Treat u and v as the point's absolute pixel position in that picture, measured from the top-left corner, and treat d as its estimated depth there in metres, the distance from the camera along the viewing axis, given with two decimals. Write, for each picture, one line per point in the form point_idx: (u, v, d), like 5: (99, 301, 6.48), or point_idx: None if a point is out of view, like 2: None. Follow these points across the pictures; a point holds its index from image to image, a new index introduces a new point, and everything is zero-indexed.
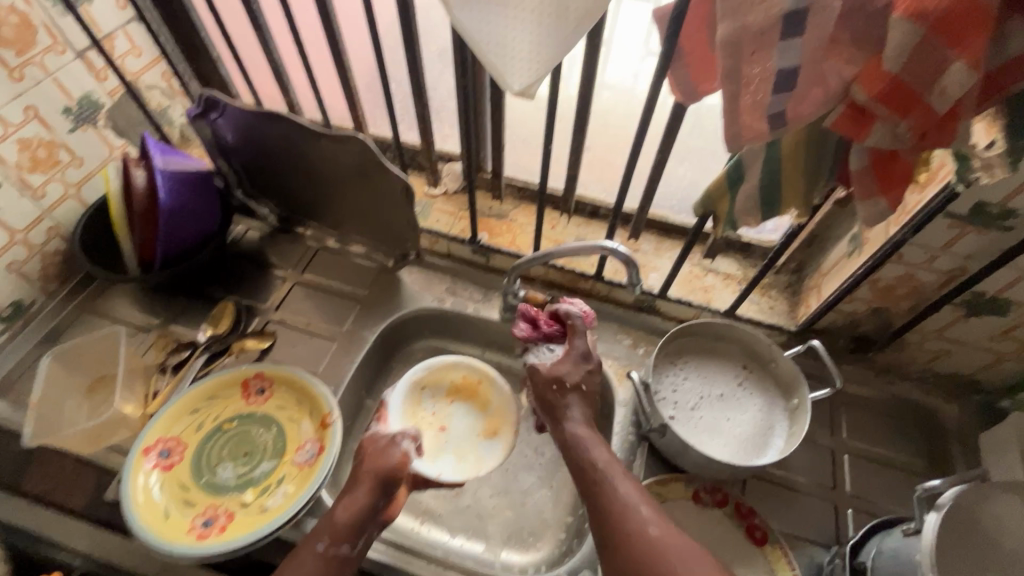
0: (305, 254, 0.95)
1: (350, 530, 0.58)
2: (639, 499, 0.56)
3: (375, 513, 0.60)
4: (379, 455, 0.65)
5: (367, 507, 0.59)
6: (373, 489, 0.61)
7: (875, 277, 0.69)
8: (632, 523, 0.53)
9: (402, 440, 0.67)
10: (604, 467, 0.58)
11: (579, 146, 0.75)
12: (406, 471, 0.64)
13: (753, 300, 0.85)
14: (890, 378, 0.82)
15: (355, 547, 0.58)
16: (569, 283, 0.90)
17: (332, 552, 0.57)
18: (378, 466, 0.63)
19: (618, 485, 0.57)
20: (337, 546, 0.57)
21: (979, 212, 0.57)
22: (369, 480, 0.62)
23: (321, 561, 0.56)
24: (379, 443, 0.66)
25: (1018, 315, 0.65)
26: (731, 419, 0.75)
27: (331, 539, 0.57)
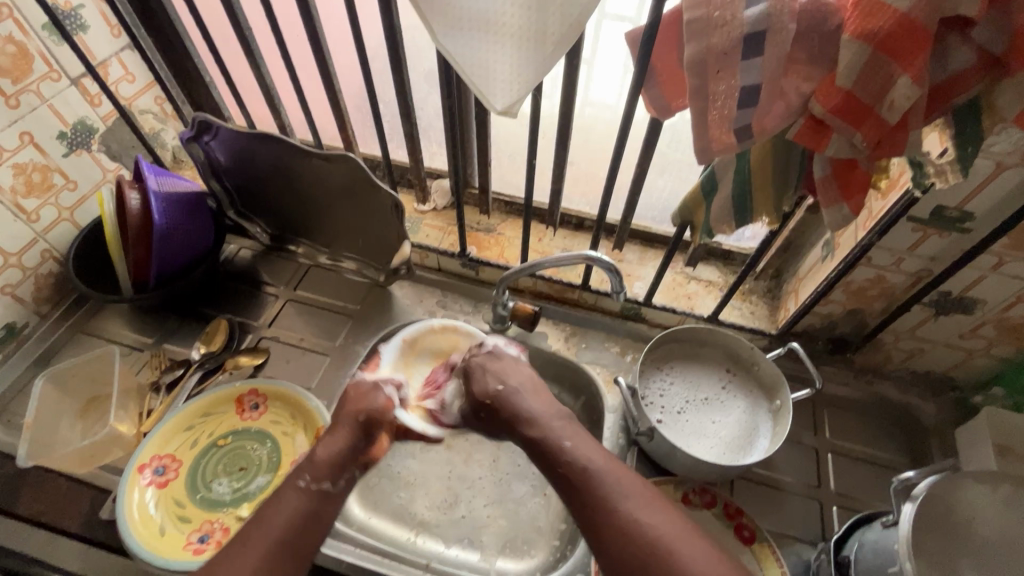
0: (297, 271, 0.97)
1: (330, 467, 0.57)
2: (618, 486, 0.51)
3: (356, 454, 0.60)
4: (366, 399, 0.64)
5: (347, 447, 0.59)
6: (354, 427, 0.61)
7: (847, 279, 0.72)
8: (600, 495, 0.50)
9: (384, 387, 0.67)
10: (552, 431, 0.57)
11: (561, 161, 0.79)
12: (391, 415, 0.64)
13: (735, 306, 0.88)
14: (869, 378, 0.85)
15: (337, 484, 0.56)
16: (557, 293, 0.93)
17: (314, 488, 0.55)
18: (359, 407, 0.62)
19: (573, 449, 0.54)
20: (319, 482, 0.55)
21: (939, 215, 0.61)
22: (349, 421, 0.61)
23: (305, 496, 0.54)
24: (363, 387, 0.66)
25: (983, 313, 0.68)
26: (716, 422, 0.77)
27: (314, 475, 0.55)
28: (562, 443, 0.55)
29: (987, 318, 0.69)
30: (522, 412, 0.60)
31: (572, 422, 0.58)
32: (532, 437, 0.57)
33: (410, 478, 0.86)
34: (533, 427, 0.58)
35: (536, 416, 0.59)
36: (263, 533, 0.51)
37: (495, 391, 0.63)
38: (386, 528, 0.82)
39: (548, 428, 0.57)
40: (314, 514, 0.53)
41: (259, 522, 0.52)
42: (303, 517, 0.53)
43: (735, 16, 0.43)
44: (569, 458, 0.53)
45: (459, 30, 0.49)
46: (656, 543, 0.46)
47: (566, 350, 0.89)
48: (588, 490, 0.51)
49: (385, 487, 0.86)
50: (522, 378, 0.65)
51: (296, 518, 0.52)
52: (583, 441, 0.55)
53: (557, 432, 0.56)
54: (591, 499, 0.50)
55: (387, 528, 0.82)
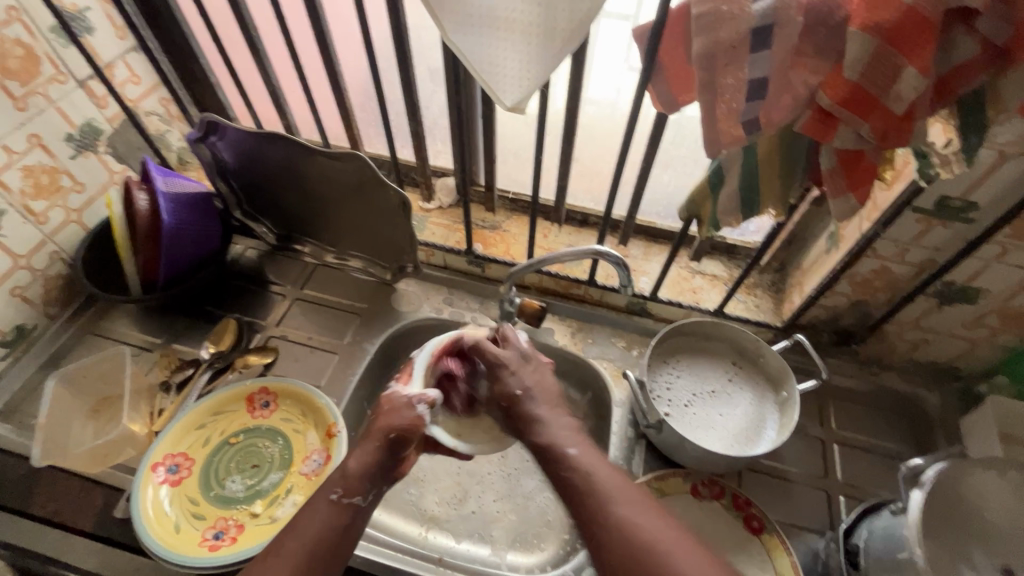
0: (303, 271, 0.97)
1: (361, 483, 0.55)
2: (619, 492, 0.51)
3: (387, 470, 0.58)
4: (396, 416, 0.59)
5: (378, 463, 0.57)
6: (383, 445, 0.57)
7: (852, 271, 0.73)
8: (599, 500, 0.50)
9: (419, 405, 0.60)
10: (554, 437, 0.55)
11: (567, 157, 0.79)
12: (418, 434, 0.58)
13: (740, 299, 0.89)
14: (873, 369, 0.85)
15: (367, 499, 0.55)
16: (563, 289, 0.94)
17: (345, 502, 0.55)
18: (389, 425, 0.58)
19: (578, 458, 0.53)
20: (350, 497, 0.55)
21: (943, 205, 0.61)
22: (377, 437, 0.58)
23: (337, 510, 0.54)
24: (396, 404, 0.60)
25: (987, 302, 0.69)
26: (723, 414, 0.78)
27: (345, 490, 0.55)
28: (567, 451, 0.53)
29: (991, 308, 0.70)
30: (534, 416, 0.57)
31: (580, 431, 0.57)
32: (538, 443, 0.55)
33: (419, 474, 0.87)
34: (544, 435, 0.55)
35: (545, 424, 0.57)
36: (294, 545, 0.52)
37: (512, 392, 0.60)
38: (396, 523, 0.83)
39: (555, 435, 0.55)
40: (346, 530, 0.53)
41: (290, 535, 0.52)
42: (335, 531, 0.53)
43: (743, 10, 0.44)
44: (572, 465, 0.52)
45: (470, 26, 0.50)
46: (655, 551, 0.46)
47: (573, 346, 0.90)
48: (586, 498, 0.50)
49: (395, 484, 0.87)
50: (532, 374, 0.62)
51: (328, 531, 0.53)
52: (586, 448, 0.54)
53: (560, 439, 0.55)
54: (586, 503, 0.50)
55: (398, 523, 0.83)
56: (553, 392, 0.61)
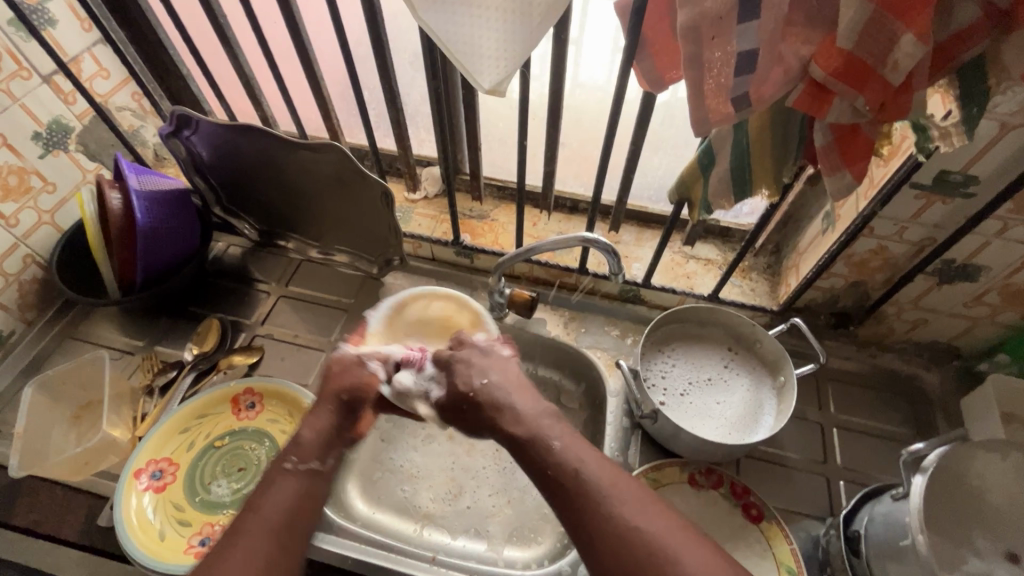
0: (288, 267, 0.95)
1: (317, 448, 0.55)
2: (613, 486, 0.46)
3: (343, 433, 0.58)
4: (350, 373, 0.61)
5: (333, 426, 0.58)
6: (338, 407, 0.59)
7: (849, 251, 0.71)
8: (592, 494, 0.46)
9: (368, 362, 0.63)
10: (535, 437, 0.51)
11: (553, 142, 0.76)
12: (373, 393, 0.61)
13: (735, 283, 0.87)
14: (872, 351, 0.84)
15: (326, 463, 0.54)
16: (554, 277, 0.92)
17: (303, 468, 0.53)
18: (341, 385, 0.60)
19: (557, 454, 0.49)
20: (307, 462, 0.53)
21: (942, 180, 0.59)
22: (332, 401, 0.59)
23: (296, 477, 0.52)
24: (347, 361, 0.62)
25: (988, 280, 0.67)
26: (720, 401, 0.76)
27: (300, 456, 0.53)
28: (551, 443, 0.50)
29: (992, 285, 0.68)
30: (507, 407, 0.55)
31: (562, 419, 0.53)
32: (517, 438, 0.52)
33: (413, 471, 0.85)
34: (520, 426, 0.52)
35: (522, 414, 0.53)
36: (256, 523, 0.48)
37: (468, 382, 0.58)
38: (391, 522, 0.81)
39: (536, 426, 0.52)
40: (311, 495, 0.51)
41: (255, 511, 0.48)
42: (299, 497, 0.50)
43: None
44: (557, 460, 0.49)
45: (441, 5, 0.47)
46: (653, 548, 0.42)
47: (566, 336, 0.88)
48: (584, 501, 0.46)
49: (388, 482, 0.85)
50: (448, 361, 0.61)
51: (292, 500, 0.50)
52: (570, 437, 0.51)
53: (544, 430, 0.51)
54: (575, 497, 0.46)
55: (392, 521, 0.81)
56: (523, 384, 0.58)
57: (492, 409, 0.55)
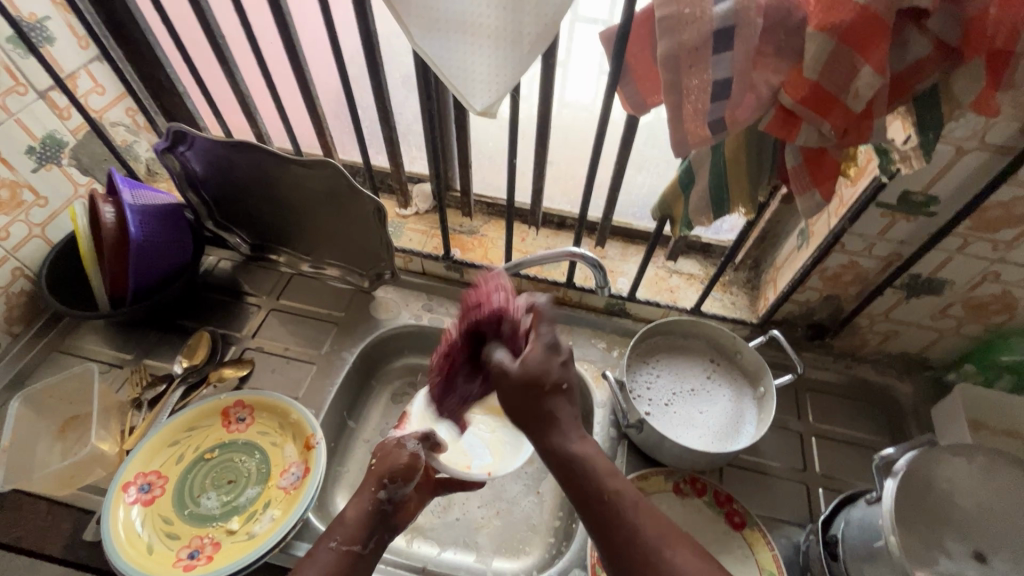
0: (279, 281, 0.96)
1: (360, 529, 0.59)
2: (660, 531, 0.47)
3: (385, 517, 0.62)
4: (389, 459, 0.66)
5: (375, 510, 0.62)
6: (378, 492, 0.63)
7: (822, 266, 0.74)
8: (641, 543, 0.46)
9: (407, 442, 0.70)
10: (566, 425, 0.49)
11: (542, 161, 0.79)
12: (412, 477, 0.65)
13: (716, 297, 0.90)
14: (848, 362, 0.87)
15: (367, 547, 0.58)
16: (542, 291, 0.94)
17: (345, 549, 0.57)
18: (382, 469, 0.65)
19: (583, 447, 0.49)
20: (350, 543, 0.58)
21: (905, 200, 0.63)
22: (373, 484, 0.64)
23: (338, 556, 0.56)
24: (388, 446, 0.69)
25: (952, 292, 0.72)
26: (703, 411, 0.79)
27: (344, 538, 0.58)
28: (597, 470, 0.48)
29: (955, 299, 0.73)
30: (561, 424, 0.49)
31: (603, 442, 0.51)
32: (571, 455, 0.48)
33: None
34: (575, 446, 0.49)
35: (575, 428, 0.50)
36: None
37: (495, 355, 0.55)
38: None
39: (585, 450, 0.49)
40: None
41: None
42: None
43: (705, 11, 0.45)
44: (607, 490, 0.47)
45: (438, 33, 0.50)
46: None
47: None
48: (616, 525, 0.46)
49: None
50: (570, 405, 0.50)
51: None
52: (606, 465, 0.49)
53: (587, 457, 0.48)
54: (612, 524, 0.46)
55: None
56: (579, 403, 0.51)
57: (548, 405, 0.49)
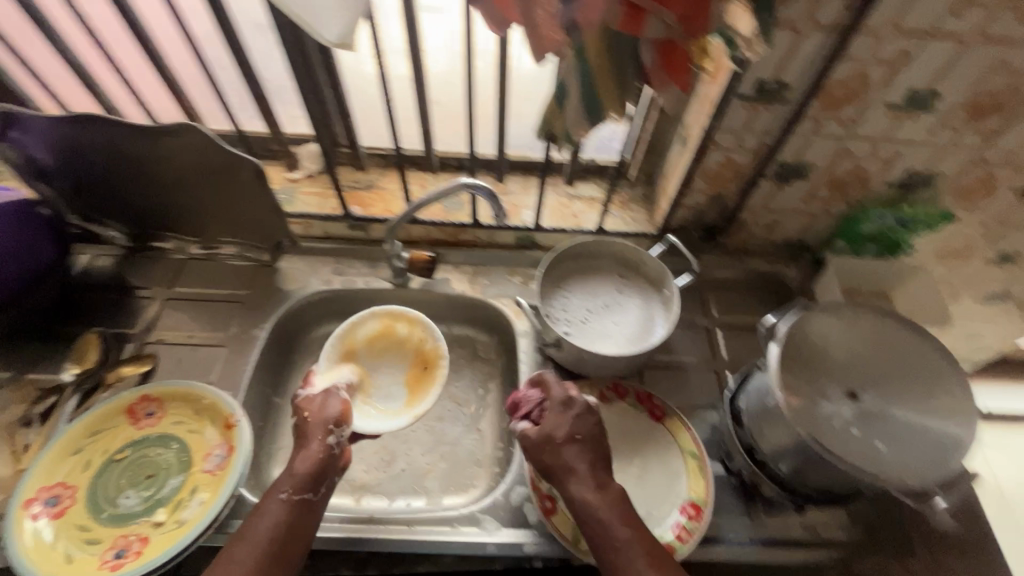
0: (170, 269, 0.89)
1: (308, 479, 0.63)
2: (639, 546, 0.57)
3: (332, 462, 0.66)
4: (323, 413, 0.70)
5: (323, 457, 0.65)
6: (325, 440, 0.66)
7: (703, 167, 0.78)
8: (621, 555, 0.57)
9: (336, 395, 0.73)
10: (574, 475, 0.61)
11: (421, 101, 0.77)
12: (349, 420, 0.71)
13: (617, 215, 0.93)
14: (742, 257, 0.95)
15: (315, 493, 0.62)
16: (452, 236, 0.93)
17: (296, 499, 0.61)
18: (324, 418, 0.69)
19: (572, 475, 0.62)
20: (299, 493, 0.61)
21: (761, 88, 0.67)
22: (320, 432, 0.67)
23: (287, 507, 0.60)
24: (316, 401, 0.72)
25: (815, 174, 0.78)
26: (617, 322, 0.84)
27: (293, 489, 0.61)
28: (579, 492, 0.60)
29: (820, 179, 0.79)
30: (551, 442, 0.64)
31: (597, 462, 0.63)
32: (551, 471, 0.63)
33: None
34: (552, 467, 0.63)
35: (558, 454, 0.63)
36: (261, 522, 0.59)
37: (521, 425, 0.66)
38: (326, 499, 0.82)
39: (568, 475, 0.62)
40: (295, 526, 0.60)
41: (245, 538, 0.58)
42: (286, 526, 0.59)
43: None
44: (590, 510, 0.59)
45: None
46: None
47: (471, 290, 0.91)
48: (604, 540, 0.58)
49: None
50: (552, 408, 0.67)
51: (276, 529, 0.59)
52: (594, 489, 0.60)
53: (570, 482, 0.61)
54: (597, 535, 0.59)
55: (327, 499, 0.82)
56: (564, 420, 0.66)
57: (525, 432, 0.65)
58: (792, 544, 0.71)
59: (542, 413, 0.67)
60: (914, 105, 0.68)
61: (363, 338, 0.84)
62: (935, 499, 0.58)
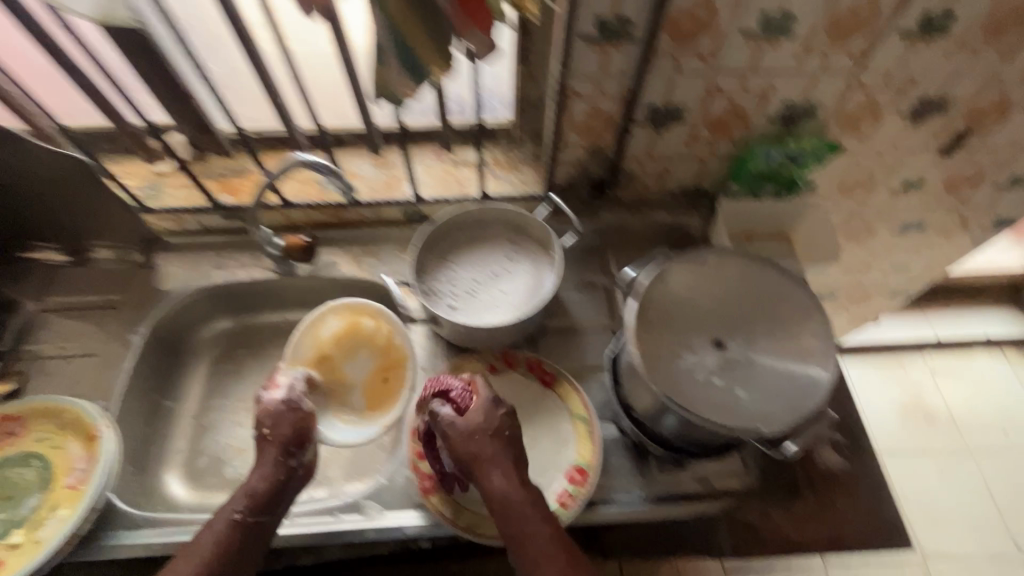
0: (39, 278, 0.85)
1: (265, 500, 0.61)
2: (548, 546, 0.57)
3: (291, 481, 0.64)
4: (282, 427, 0.65)
5: (280, 477, 0.63)
6: (282, 458, 0.64)
7: (570, 119, 0.74)
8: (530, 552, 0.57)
9: (301, 405, 0.67)
10: (491, 471, 0.59)
11: (260, 76, 0.71)
12: (314, 433, 0.66)
13: (506, 178, 0.89)
14: (641, 210, 0.91)
15: (271, 513, 0.62)
16: (335, 217, 0.89)
17: (250, 519, 0.61)
18: (282, 435, 0.64)
19: (491, 468, 0.59)
20: (253, 516, 0.61)
21: (603, 27, 0.62)
22: (274, 449, 0.64)
23: (239, 528, 0.60)
24: (276, 412, 0.66)
25: (690, 116, 0.74)
26: (504, 290, 0.81)
27: (248, 511, 0.61)
28: (494, 486, 0.59)
29: (697, 121, 0.75)
30: (467, 433, 0.61)
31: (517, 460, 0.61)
32: (471, 462, 0.60)
33: (240, 446, 0.84)
34: (473, 457, 0.60)
35: (477, 447, 0.60)
36: (209, 535, 0.60)
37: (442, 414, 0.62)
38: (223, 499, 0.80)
39: (488, 469, 0.60)
40: (245, 545, 0.60)
41: (194, 549, 0.59)
42: (234, 545, 0.60)
43: None
44: (503, 505, 0.58)
45: None
46: None
47: (360, 271, 0.88)
48: (515, 535, 0.58)
49: (216, 463, 0.82)
50: (479, 397, 0.63)
51: (224, 545, 0.59)
52: (511, 484, 0.59)
53: (492, 477, 0.59)
54: (510, 525, 0.58)
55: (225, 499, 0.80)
56: (489, 414, 0.62)
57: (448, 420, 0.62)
58: (681, 498, 0.68)
59: (465, 399, 0.63)
60: (771, 32, 0.63)
61: (329, 337, 0.82)
62: (785, 443, 0.58)
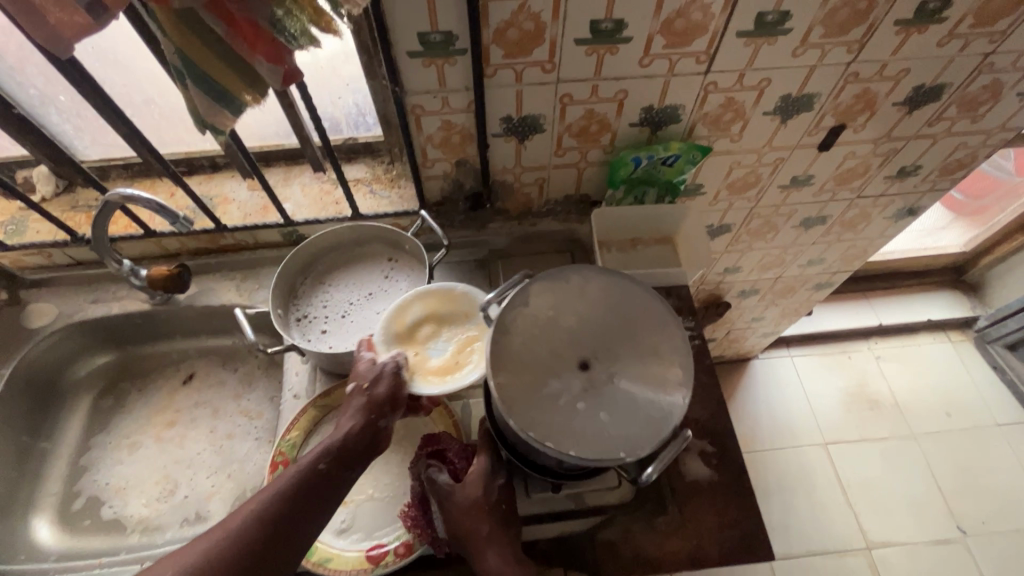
0: None
1: (345, 455, 0.59)
2: None
3: (369, 445, 0.60)
4: (380, 381, 0.62)
5: (361, 437, 0.60)
6: (367, 419, 0.61)
7: (425, 135, 0.72)
8: None
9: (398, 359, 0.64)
10: (487, 542, 0.61)
11: None
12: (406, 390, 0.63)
13: (386, 195, 0.87)
14: (530, 219, 0.89)
15: (344, 471, 0.58)
16: (211, 243, 0.87)
17: (320, 468, 0.57)
18: (374, 390, 0.62)
19: (488, 537, 0.61)
20: (325, 466, 0.57)
21: (426, 42, 0.60)
22: (360, 398, 0.62)
23: (309, 477, 0.56)
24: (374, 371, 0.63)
25: (550, 125, 0.72)
26: (379, 311, 0.78)
27: (330, 461, 0.58)
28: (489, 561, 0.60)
29: (559, 130, 0.74)
30: (469, 499, 0.63)
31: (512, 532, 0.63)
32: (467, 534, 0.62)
33: (119, 484, 0.81)
34: (473, 522, 0.62)
35: (479, 515, 0.62)
36: (270, 487, 0.56)
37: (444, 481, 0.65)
38: (96, 541, 0.77)
39: (484, 539, 0.61)
40: (306, 500, 0.55)
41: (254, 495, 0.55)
42: (295, 497, 0.55)
43: None
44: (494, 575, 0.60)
45: None
46: None
47: (240, 298, 0.86)
48: None
49: (93, 504, 0.80)
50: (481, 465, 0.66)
51: (292, 492, 0.55)
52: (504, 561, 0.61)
53: (485, 551, 0.61)
54: None
55: (99, 541, 0.77)
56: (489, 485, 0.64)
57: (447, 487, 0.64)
58: (548, 518, 0.66)
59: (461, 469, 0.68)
60: (605, 38, 0.62)
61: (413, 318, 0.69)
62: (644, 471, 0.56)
